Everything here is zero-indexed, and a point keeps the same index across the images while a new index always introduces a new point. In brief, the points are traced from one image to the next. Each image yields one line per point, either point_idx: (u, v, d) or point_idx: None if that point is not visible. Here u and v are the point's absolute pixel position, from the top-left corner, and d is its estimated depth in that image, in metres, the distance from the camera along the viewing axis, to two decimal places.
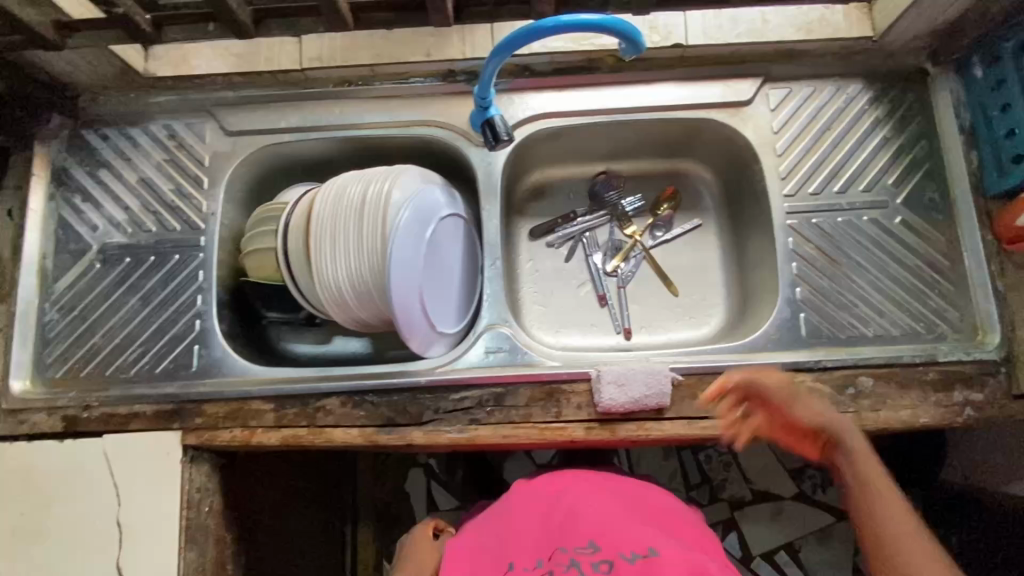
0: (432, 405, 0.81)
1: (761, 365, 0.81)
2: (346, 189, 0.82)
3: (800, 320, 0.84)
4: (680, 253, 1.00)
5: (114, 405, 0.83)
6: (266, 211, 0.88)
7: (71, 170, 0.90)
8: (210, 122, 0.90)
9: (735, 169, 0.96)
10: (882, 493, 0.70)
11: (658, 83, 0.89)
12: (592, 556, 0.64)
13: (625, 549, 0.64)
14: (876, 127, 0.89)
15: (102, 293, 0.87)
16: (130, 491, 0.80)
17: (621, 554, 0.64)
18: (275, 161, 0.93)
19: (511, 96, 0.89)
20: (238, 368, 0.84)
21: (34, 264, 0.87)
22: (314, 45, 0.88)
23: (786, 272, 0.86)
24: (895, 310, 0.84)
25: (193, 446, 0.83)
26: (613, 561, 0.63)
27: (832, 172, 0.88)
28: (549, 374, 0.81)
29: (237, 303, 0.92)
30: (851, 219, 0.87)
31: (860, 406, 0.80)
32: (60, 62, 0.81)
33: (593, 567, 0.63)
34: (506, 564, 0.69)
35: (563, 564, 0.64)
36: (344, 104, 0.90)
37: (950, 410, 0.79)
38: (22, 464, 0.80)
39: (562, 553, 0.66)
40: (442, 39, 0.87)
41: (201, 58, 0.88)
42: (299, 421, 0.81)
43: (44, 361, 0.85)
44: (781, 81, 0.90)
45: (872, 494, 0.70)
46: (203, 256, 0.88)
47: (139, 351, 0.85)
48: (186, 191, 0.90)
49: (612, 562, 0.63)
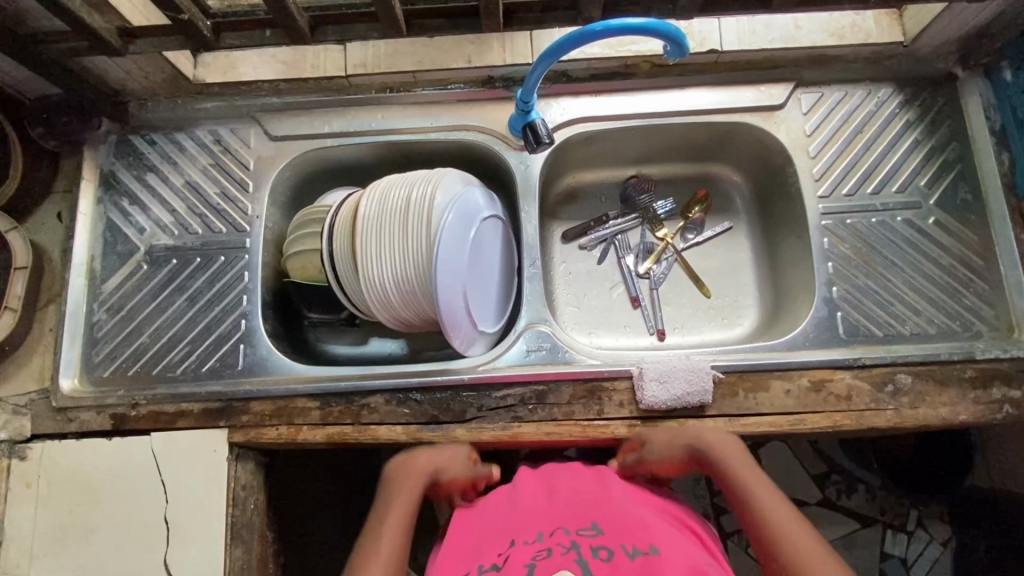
0: (475, 402, 0.82)
1: (801, 362, 0.82)
2: (391, 192, 0.84)
3: (837, 319, 0.85)
4: (712, 255, 1.01)
5: (161, 403, 0.84)
6: (309, 213, 0.90)
7: (119, 174, 0.92)
8: (254, 127, 0.93)
9: (767, 172, 0.97)
10: (785, 523, 0.69)
11: (694, 87, 0.91)
12: (595, 540, 0.63)
13: (629, 544, 0.63)
14: (907, 130, 0.90)
15: (149, 294, 0.89)
16: (177, 489, 0.81)
17: (623, 547, 0.62)
18: (316, 165, 0.95)
19: (549, 101, 0.91)
20: (284, 366, 0.86)
21: (83, 264, 0.89)
22: (358, 52, 0.91)
23: (822, 272, 0.87)
24: (931, 309, 0.85)
25: (239, 444, 0.83)
26: (614, 551, 0.62)
27: (864, 175, 0.90)
28: (590, 371, 0.82)
29: (280, 303, 0.94)
30: (885, 220, 0.88)
31: (899, 403, 0.80)
32: (115, 68, 0.83)
33: (592, 554, 0.62)
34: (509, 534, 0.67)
35: (565, 545, 0.63)
36: (386, 109, 0.92)
37: (989, 407, 0.80)
38: (72, 460, 0.82)
39: (563, 534, 0.64)
40: (483, 46, 0.90)
41: (249, 65, 0.91)
42: (345, 419, 0.82)
43: (92, 360, 0.87)
44: (813, 86, 0.92)
45: (773, 528, 0.69)
46: (248, 257, 0.90)
47: (186, 350, 0.87)
48: (231, 194, 0.92)
49: (612, 551, 0.61)
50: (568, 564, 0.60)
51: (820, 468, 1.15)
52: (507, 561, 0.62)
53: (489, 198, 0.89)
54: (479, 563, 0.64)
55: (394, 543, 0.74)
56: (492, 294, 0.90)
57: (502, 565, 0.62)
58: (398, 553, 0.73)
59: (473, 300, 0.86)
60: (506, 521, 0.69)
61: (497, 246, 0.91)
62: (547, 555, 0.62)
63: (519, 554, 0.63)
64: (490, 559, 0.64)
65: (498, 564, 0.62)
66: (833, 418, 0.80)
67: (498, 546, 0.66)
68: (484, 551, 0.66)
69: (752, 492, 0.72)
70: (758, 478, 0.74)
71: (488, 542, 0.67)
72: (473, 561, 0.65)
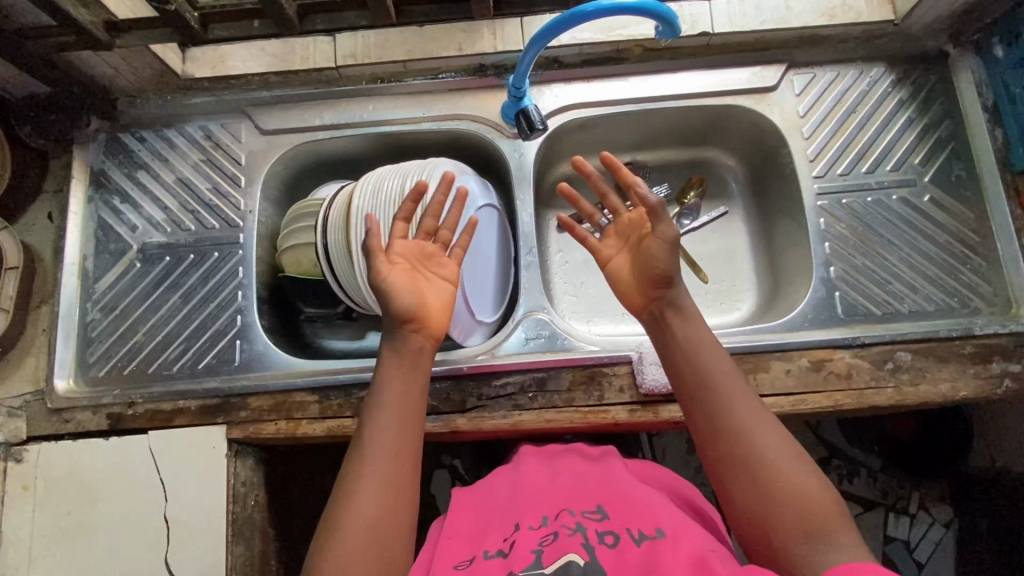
0: (474, 391, 0.82)
1: (801, 342, 0.82)
2: (385, 182, 0.83)
3: (835, 299, 0.85)
4: (707, 240, 1.01)
5: (158, 401, 0.84)
6: (303, 207, 0.90)
7: (109, 173, 0.91)
8: (245, 121, 0.92)
9: (761, 155, 0.97)
10: (753, 427, 0.61)
11: (686, 71, 0.91)
12: (601, 525, 0.61)
13: (637, 528, 0.61)
14: (900, 108, 0.90)
15: (143, 292, 0.88)
16: (176, 487, 0.80)
17: (630, 531, 0.60)
18: (308, 159, 0.94)
19: (541, 88, 0.91)
20: (281, 361, 0.86)
21: (75, 264, 0.88)
22: (348, 43, 0.90)
23: (819, 253, 0.87)
24: (928, 287, 0.85)
25: (238, 440, 0.83)
26: (620, 536, 0.60)
27: (859, 154, 0.90)
28: (590, 358, 0.82)
29: (276, 299, 0.93)
30: (880, 199, 0.88)
31: (900, 380, 0.80)
32: (103, 64, 0.83)
33: (598, 537, 0.60)
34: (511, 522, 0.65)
35: (570, 528, 0.61)
36: (377, 100, 0.91)
37: (988, 382, 0.80)
38: (69, 461, 0.81)
39: (568, 517, 0.63)
40: (473, 33, 0.90)
41: (237, 58, 0.90)
42: (344, 412, 0.82)
43: (87, 359, 0.86)
44: (805, 67, 0.92)
45: (739, 428, 0.61)
46: (242, 253, 0.89)
47: (181, 348, 0.86)
48: (223, 189, 0.91)
49: (619, 536, 0.60)
50: (575, 546, 0.58)
51: (822, 453, 1.15)
52: (511, 544, 0.60)
53: (483, 186, 0.89)
54: (483, 547, 0.62)
55: (401, 407, 0.65)
56: (490, 282, 0.89)
57: (506, 549, 0.60)
58: (413, 420, 0.65)
59: (469, 286, 0.85)
60: (508, 510, 0.68)
61: (495, 233, 0.91)
62: (552, 538, 0.59)
63: (524, 537, 0.61)
64: (493, 544, 0.62)
65: (502, 548, 0.60)
66: (834, 397, 0.80)
67: (503, 532, 0.64)
68: (488, 537, 0.64)
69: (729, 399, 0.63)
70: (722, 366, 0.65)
71: (492, 529, 0.65)
72: (475, 547, 0.63)
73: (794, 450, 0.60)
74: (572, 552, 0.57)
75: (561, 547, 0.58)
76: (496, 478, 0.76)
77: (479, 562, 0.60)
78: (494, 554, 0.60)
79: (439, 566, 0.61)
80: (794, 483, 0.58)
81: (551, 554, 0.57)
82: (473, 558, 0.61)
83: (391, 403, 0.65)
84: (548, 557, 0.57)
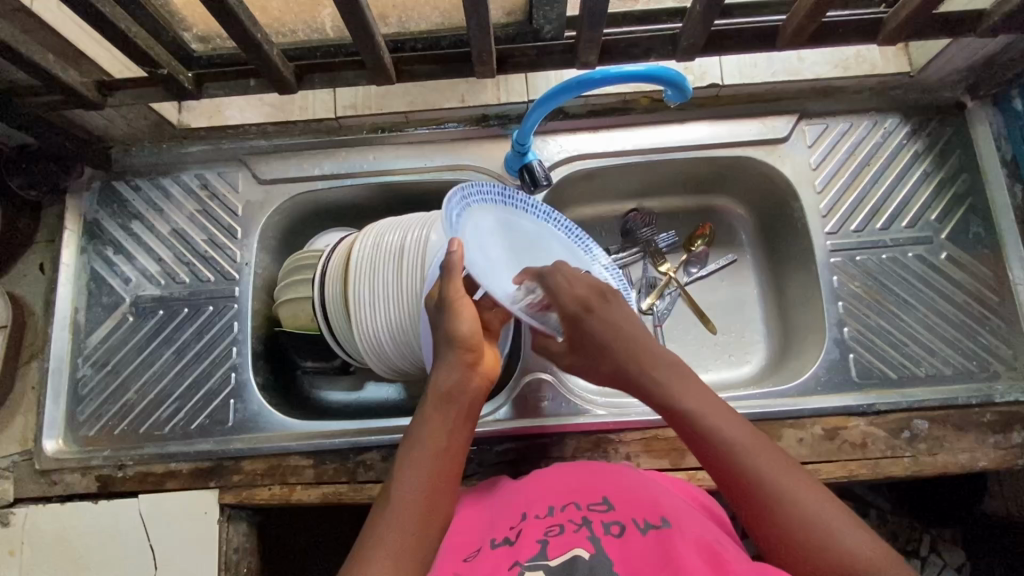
0: (475, 458, 0.79)
1: (813, 410, 0.79)
2: (385, 237, 0.77)
3: (849, 362, 0.82)
4: (715, 289, 0.97)
5: (148, 464, 0.81)
6: (299, 260, 0.87)
7: (103, 223, 0.89)
8: (243, 170, 0.90)
9: (772, 205, 0.93)
10: (773, 475, 0.55)
11: (693, 122, 0.88)
12: (607, 515, 0.56)
13: (642, 518, 0.55)
14: (916, 161, 0.88)
15: (134, 348, 0.86)
16: (165, 552, 0.78)
17: (635, 521, 0.54)
18: (307, 208, 0.92)
19: (544, 138, 0.88)
20: (275, 422, 0.83)
21: (66, 318, 0.86)
22: (348, 94, 0.89)
23: (832, 313, 0.85)
24: (945, 349, 0.82)
25: (231, 505, 0.80)
26: (627, 526, 0.54)
27: (872, 211, 0.87)
28: (595, 424, 0.79)
29: (274, 354, 0.91)
30: (895, 256, 0.86)
31: (917, 450, 0.78)
32: (96, 117, 0.80)
33: (603, 529, 0.54)
34: (517, 513, 0.59)
35: (576, 521, 0.55)
36: (378, 150, 0.89)
37: (1009, 453, 0.77)
38: (57, 527, 0.79)
39: (573, 508, 0.57)
40: (476, 85, 0.89)
41: (234, 109, 0.90)
42: (340, 477, 0.79)
43: (77, 419, 0.84)
44: (817, 117, 0.89)
45: (761, 485, 0.54)
46: (237, 307, 0.87)
47: (173, 407, 0.84)
48: (219, 241, 0.89)
49: (625, 525, 0.54)
50: (581, 539, 0.52)
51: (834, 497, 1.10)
52: (519, 534, 0.55)
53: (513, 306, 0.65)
54: (491, 537, 0.57)
55: (444, 453, 0.60)
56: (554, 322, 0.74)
57: (514, 538, 0.55)
58: (450, 455, 0.61)
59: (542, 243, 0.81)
60: (514, 501, 0.62)
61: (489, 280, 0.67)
62: (558, 530, 0.54)
63: (531, 527, 0.55)
64: (501, 533, 0.57)
65: (510, 537, 0.55)
66: (849, 468, 0.77)
67: (511, 521, 0.58)
68: (497, 527, 0.58)
69: (746, 463, 0.56)
70: (718, 407, 0.60)
71: (498, 521, 0.59)
72: (484, 538, 0.57)
73: (832, 507, 0.53)
74: (577, 547, 0.51)
75: (566, 541, 0.52)
76: (492, 480, 0.70)
77: (487, 555, 0.54)
78: (502, 544, 0.55)
79: (448, 561, 0.56)
80: (841, 543, 0.50)
81: (558, 547, 0.51)
82: (481, 550, 0.55)
83: (428, 445, 0.60)
84: (555, 549, 0.51)
